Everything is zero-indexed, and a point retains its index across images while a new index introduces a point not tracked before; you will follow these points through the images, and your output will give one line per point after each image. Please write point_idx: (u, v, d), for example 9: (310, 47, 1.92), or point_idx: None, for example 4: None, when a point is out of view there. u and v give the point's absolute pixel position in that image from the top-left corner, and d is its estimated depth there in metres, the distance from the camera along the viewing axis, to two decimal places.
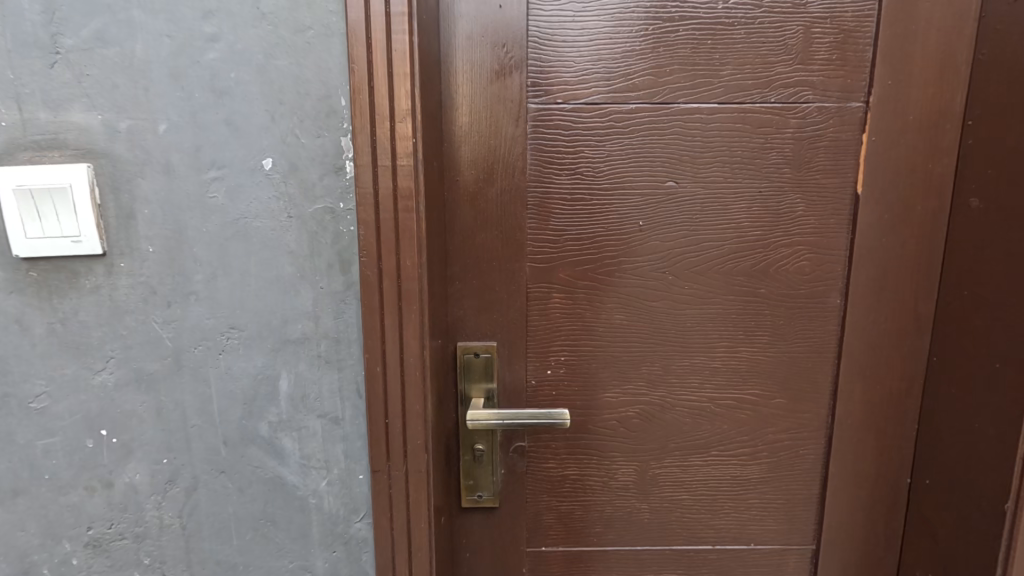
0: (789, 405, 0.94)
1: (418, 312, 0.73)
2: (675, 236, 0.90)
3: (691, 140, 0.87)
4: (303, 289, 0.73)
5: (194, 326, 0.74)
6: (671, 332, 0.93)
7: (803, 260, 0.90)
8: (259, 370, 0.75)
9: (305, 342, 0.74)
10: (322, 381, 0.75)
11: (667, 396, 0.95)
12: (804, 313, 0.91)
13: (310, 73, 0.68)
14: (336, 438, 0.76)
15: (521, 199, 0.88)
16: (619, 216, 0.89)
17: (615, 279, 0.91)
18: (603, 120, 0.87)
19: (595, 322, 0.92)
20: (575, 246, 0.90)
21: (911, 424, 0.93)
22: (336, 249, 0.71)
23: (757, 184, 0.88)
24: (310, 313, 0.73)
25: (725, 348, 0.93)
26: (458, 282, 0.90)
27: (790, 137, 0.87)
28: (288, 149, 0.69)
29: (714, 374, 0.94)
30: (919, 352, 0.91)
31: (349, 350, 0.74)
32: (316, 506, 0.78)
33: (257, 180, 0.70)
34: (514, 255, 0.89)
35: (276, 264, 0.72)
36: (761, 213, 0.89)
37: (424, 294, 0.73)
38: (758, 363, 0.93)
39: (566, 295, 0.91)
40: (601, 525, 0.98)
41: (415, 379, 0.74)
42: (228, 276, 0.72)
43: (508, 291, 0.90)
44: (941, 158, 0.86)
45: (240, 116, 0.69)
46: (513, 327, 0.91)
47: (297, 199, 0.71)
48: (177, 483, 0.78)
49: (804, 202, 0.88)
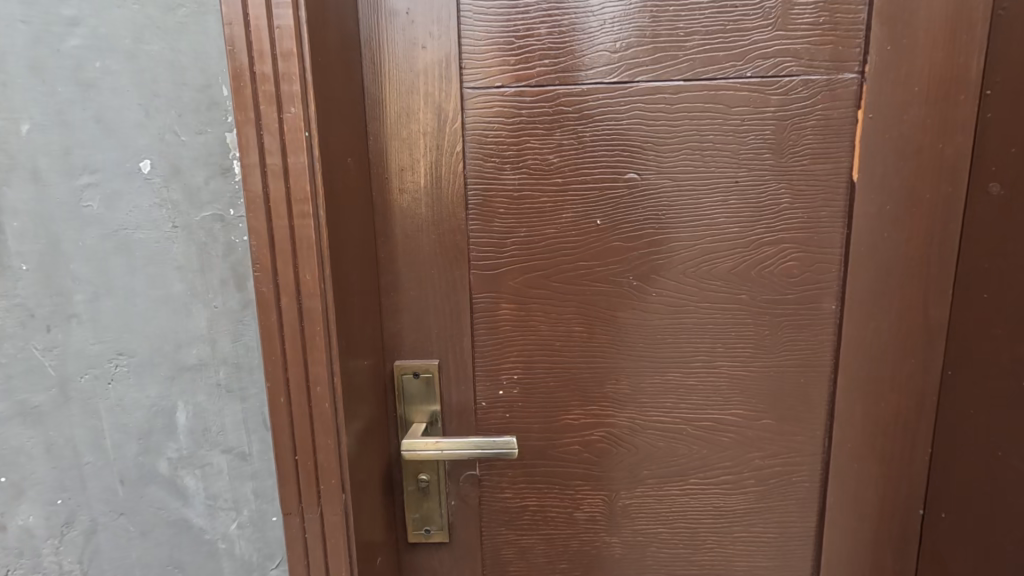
0: (778, 427, 0.82)
1: (324, 334, 0.62)
2: (638, 237, 0.78)
3: (653, 124, 0.75)
4: (195, 309, 0.64)
5: (79, 353, 0.65)
6: (639, 345, 0.81)
7: (790, 261, 0.77)
8: (154, 401, 0.66)
9: (201, 369, 0.65)
10: (224, 412, 0.66)
11: (636, 418, 0.83)
12: (792, 321, 0.79)
13: (186, 58, 0.58)
14: (245, 476, 0.67)
15: (460, 198, 0.77)
16: (573, 215, 0.78)
17: (571, 287, 0.80)
18: (551, 105, 0.75)
19: (550, 336, 0.81)
20: (523, 251, 0.79)
21: (922, 448, 0.80)
22: (229, 263, 0.63)
23: (733, 173, 0.76)
24: (205, 337, 0.64)
25: (701, 363, 0.81)
26: (392, 295, 0.80)
27: (771, 116, 0.74)
28: (168, 150, 0.60)
29: (690, 393, 0.82)
30: (929, 364, 0.78)
31: (252, 377, 0.65)
32: (227, 551, 0.70)
33: (135, 185, 0.61)
34: (454, 263, 0.79)
35: (163, 281, 0.63)
36: (740, 207, 0.76)
37: (331, 313, 0.63)
38: (741, 380, 0.81)
39: (515, 306, 0.80)
40: (567, 562, 0.88)
41: (324, 411, 0.64)
42: (111, 296, 0.64)
43: (450, 303, 0.80)
44: (952, 137, 0.72)
45: (111, 112, 0.60)
46: (456, 343, 0.81)
47: (182, 206, 0.61)
48: (74, 526, 0.69)
49: (790, 192, 0.76)
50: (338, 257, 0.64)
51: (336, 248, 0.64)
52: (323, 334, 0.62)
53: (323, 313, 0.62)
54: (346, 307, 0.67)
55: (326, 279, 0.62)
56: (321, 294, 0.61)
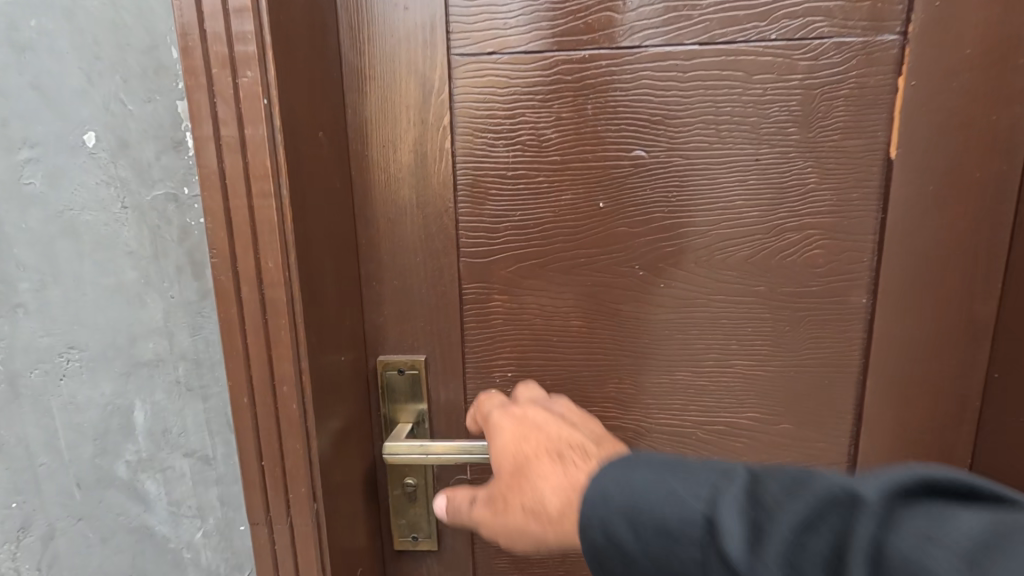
0: (797, 433, 0.74)
1: (290, 327, 0.56)
2: (646, 222, 0.70)
3: (663, 94, 0.67)
4: (150, 299, 0.58)
5: (27, 346, 0.59)
6: (645, 342, 0.74)
7: (816, 249, 0.69)
8: (109, 399, 0.60)
9: (158, 364, 0.59)
10: (184, 412, 0.60)
11: (641, 420, 0.76)
12: (816, 316, 0.71)
13: (130, 17, 0.52)
14: (209, 482, 0.62)
15: (447, 178, 0.70)
16: (572, 198, 0.70)
17: (570, 277, 0.72)
18: (548, 73, 0.67)
19: (547, 331, 0.74)
20: (517, 237, 0.72)
21: (961, 458, 0.72)
22: (184, 248, 0.56)
23: (753, 150, 0.67)
24: (161, 329, 0.58)
25: (714, 362, 0.73)
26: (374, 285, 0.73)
27: (798, 85, 0.65)
28: (113, 121, 0.54)
29: (700, 395, 0.74)
30: (972, 365, 0.69)
31: (213, 374, 0.59)
32: (193, 561, 0.64)
33: (80, 161, 0.55)
34: (442, 250, 0.72)
35: (114, 268, 0.57)
36: (759, 188, 0.68)
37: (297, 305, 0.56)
38: (757, 381, 0.73)
39: (508, 298, 0.73)
40: (565, 571, 0.82)
41: (291, 413, 0.58)
42: (59, 284, 0.58)
43: (437, 294, 0.73)
44: (1008, 107, 0.63)
45: (50, 78, 0.53)
46: (445, 338, 0.74)
47: (132, 185, 0.55)
48: (31, 531, 0.64)
49: (817, 172, 0.67)
50: (306, 242, 0.57)
51: (305, 232, 0.57)
52: (288, 329, 0.56)
53: (287, 306, 0.55)
54: (318, 298, 0.60)
55: (289, 268, 0.55)
56: (285, 283, 0.55)
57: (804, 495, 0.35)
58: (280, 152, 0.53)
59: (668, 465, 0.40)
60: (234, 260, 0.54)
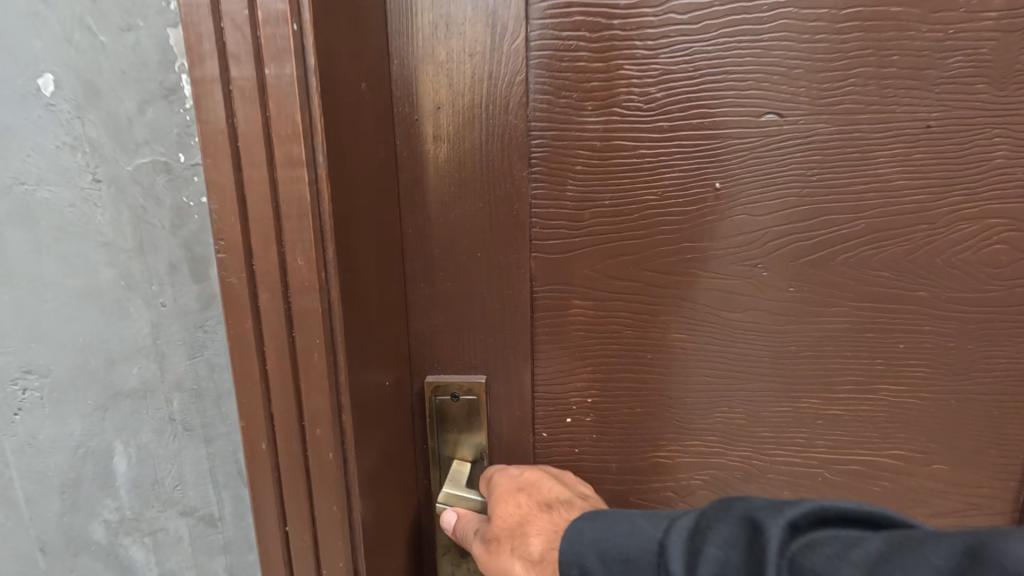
0: (953, 475, 0.59)
1: (325, 352, 0.40)
2: (774, 208, 0.55)
3: (810, 40, 0.51)
4: (133, 309, 0.42)
5: None
6: (765, 361, 0.58)
7: (996, 245, 0.53)
8: (79, 441, 0.45)
9: (145, 396, 0.44)
10: (180, 459, 0.45)
11: (753, 458, 0.61)
12: (988, 330, 0.55)
13: None
14: (214, 549, 0.47)
15: (520, 149, 0.54)
16: (680, 177, 0.55)
17: (671, 278, 0.57)
18: (658, 12, 0.51)
19: (637, 346, 0.59)
20: (606, 226, 0.56)
21: None
22: (178, 238, 0.41)
23: (924, 114, 0.51)
24: (149, 349, 0.43)
25: (853, 387, 0.57)
26: (421, 287, 0.58)
27: (992, 27, 0.49)
28: (78, 57, 0.38)
29: (832, 428, 0.59)
30: None
31: (219, 410, 0.44)
32: None
33: (31, 115, 0.39)
34: (510, 242, 0.56)
35: (83, 265, 0.42)
36: (929, 165, 0.52)
37: (337, 321, 0.40)
38: (907, 411, 0.58)
39: (592, 304, 0.58)
40: None
41: (326, 466, 0.42)
42: (6, 286, 0.42)
43: (502, 298, 0.58)
44: None
45: None
46: (509, 354, 0.59)
47: (105, 149, 0.40)
48: None
49: (1007, 144, 0.51)
50: (349, 231, 0.42)
51: (347, 217, 0.42)
52: (324, 352, 0.40)
53: (322, 320, 0.40)
54: (361, 307, 0.45)
55: (325, 267, 0.39)
56: (319, 288, 0.39)
57: (726, 519, 0.38)
58: (316, 103, 0.37)
59: (652, 515, 0.44)
60: (249, 254, 0.39)
